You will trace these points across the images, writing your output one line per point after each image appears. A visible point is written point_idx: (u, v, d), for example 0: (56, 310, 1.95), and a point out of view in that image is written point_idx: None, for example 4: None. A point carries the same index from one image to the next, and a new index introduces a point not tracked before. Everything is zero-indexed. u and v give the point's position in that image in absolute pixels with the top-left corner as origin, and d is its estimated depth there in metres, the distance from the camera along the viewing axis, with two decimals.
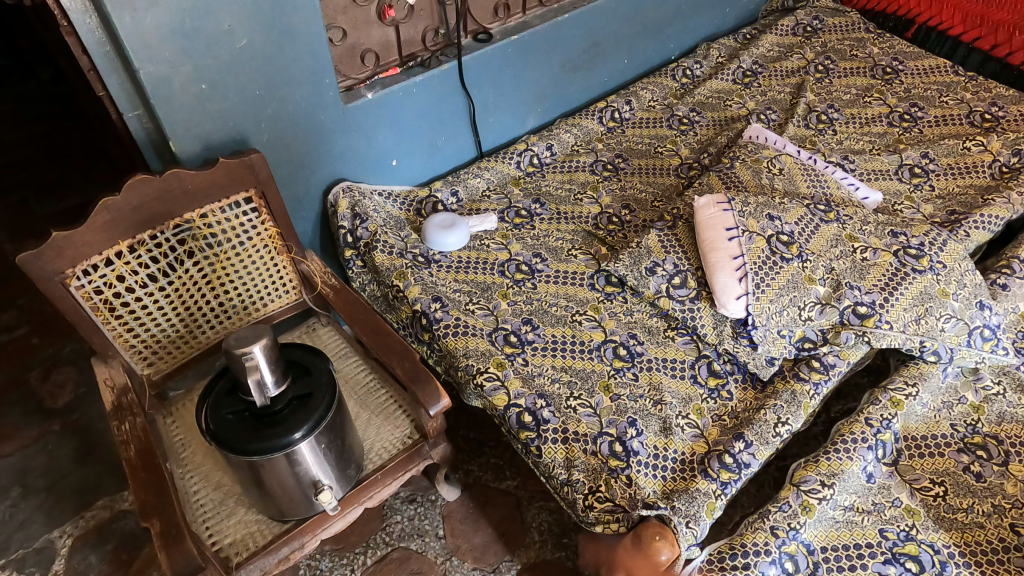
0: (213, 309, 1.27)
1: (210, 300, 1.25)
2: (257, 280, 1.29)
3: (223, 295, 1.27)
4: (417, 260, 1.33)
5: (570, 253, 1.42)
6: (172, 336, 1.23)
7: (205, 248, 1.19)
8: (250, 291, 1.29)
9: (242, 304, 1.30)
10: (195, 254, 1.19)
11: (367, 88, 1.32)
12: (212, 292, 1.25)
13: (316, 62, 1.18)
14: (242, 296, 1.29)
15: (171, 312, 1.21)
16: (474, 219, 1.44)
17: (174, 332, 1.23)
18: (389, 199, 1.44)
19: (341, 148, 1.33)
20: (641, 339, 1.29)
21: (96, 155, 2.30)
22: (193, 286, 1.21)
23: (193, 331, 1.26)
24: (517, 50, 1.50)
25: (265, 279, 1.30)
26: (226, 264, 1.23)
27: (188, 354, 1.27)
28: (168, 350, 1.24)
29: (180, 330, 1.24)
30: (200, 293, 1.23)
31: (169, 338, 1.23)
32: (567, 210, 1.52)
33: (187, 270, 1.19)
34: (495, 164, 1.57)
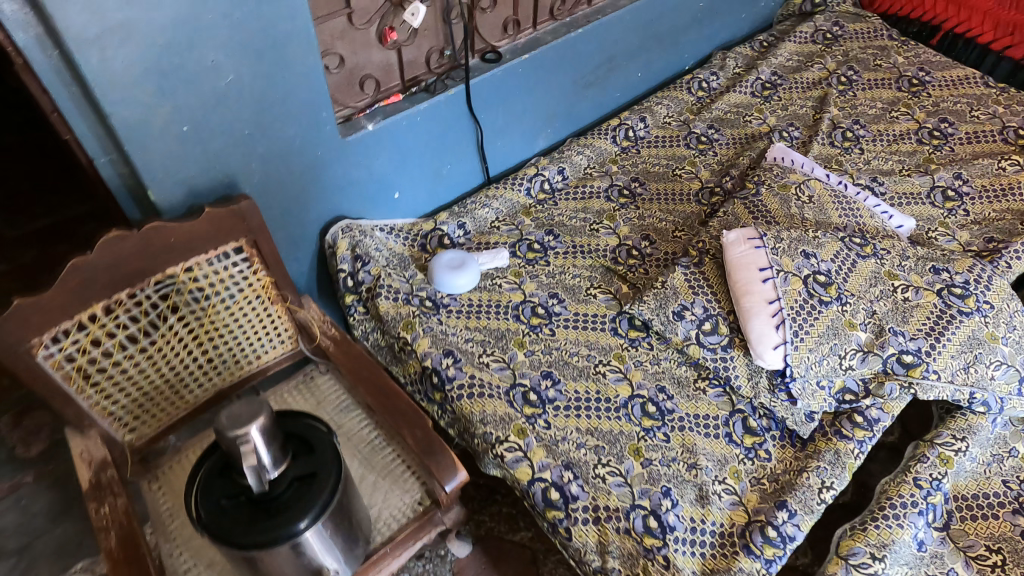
0: (201, 368, 1.15)
1: (197, 357, 1.13)
2: (250, 333, 1.17)
3: (212, 351, 1.14)
4: (424, 306, 1.21)
5: (589, 292, 1.31)
6: (156, 398, 1.11)
7: (191, 302, 1.07)
8: (242, 344, 1.17)
9: (234, 360, 1.18)
10: (180, 310, 1.07)
11: (368, 117, 1.20)
12: (200, 349, 1.13)
13: (312, 95, 1.06)
14: (233, 351, 1.17)
15: (154, 374, 1.09)
16: (485, 255, 1.32)
17: (158, 394, 1.11)
18: (391, 236, 1.32)
19: (338, 183, 1.20)
20: (670, 393, 1.18)
21: (58, 162, 2.06)
22: (178, 344, 1.09)
23: (178, 390, 1.14)
24: (529, 70, 1.38)
25: (259, 331, 1.18)
26: (215, 319, 1.11)
27: (174, 416, 1.15)
28: (152, 414, 1.12)
29: (165, 392, 1.12)
30: (187, 351, 1.11)
31: (153, 401, 1.11)
32: (583, 242, 1.40)
33: (172, 329, 1.07)
34: (504, 192, 1.45)
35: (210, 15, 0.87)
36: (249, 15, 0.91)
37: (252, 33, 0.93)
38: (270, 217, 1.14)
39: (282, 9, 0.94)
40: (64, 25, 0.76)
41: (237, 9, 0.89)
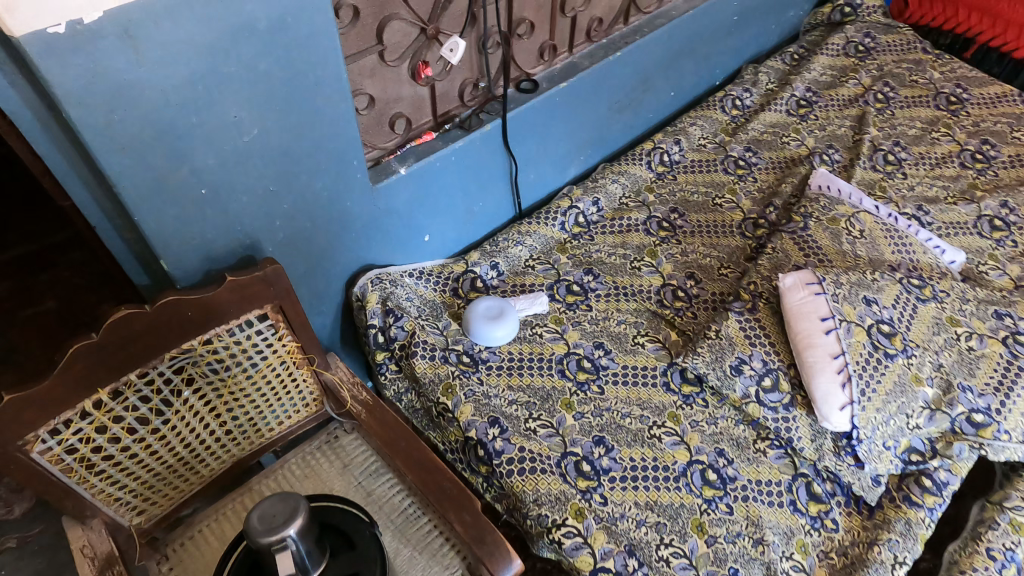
0: (218, 441, 1.05)
1: (214, 430, 1.03)
2: (272, 401, 1.07)
3: (229, 422, 1.04)
4: (461, 363, 1.11)
5: (636, 341, 1.21)
6: (168, 476, 1.01)
7: (206, 374, 0.97)
8: (262, 412, 1.07)
9: (252, 428, 1.09)
10: (195, 384, 0.96)
11: (399, 158, 1.09)
12: (217, 421, 1.03)
13: (341, 142, 0.96)
14: (252, 420, 1.07)
15: (167, 454, 0.98)
16: (523, 301, 1.22)
17: (170, 473, 1.01)
18: (421, 281, 1.22)
19: (365, 230, 1.10)
20: (729, 457, 1.09)
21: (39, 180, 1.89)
22: (194, 419, 0.99)
23: (192, 465, 1.03)
24: (565, 98, 1.29)
25: (282, 398, 1.08)
26: (234, 390, 1.01)
27: (188, 492, 1.06)
28: (163, 493, 1.02)
29: (177, 469, 1.02)
30: (202, 424, 1.01)
31: (164, 479, 1.01)
32: (625, 283, 1.31)
33: (187, 404, 0.96)
34: (538, 228, 1.35)
35: (230, 65, 0.78)
36: (271, 61, 0.81)
37: (274, 80, 0.83)
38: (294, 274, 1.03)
39: (308, 52, 0.84)
40: (63, 90, 0.66)
41: (259, 55, 0.80)
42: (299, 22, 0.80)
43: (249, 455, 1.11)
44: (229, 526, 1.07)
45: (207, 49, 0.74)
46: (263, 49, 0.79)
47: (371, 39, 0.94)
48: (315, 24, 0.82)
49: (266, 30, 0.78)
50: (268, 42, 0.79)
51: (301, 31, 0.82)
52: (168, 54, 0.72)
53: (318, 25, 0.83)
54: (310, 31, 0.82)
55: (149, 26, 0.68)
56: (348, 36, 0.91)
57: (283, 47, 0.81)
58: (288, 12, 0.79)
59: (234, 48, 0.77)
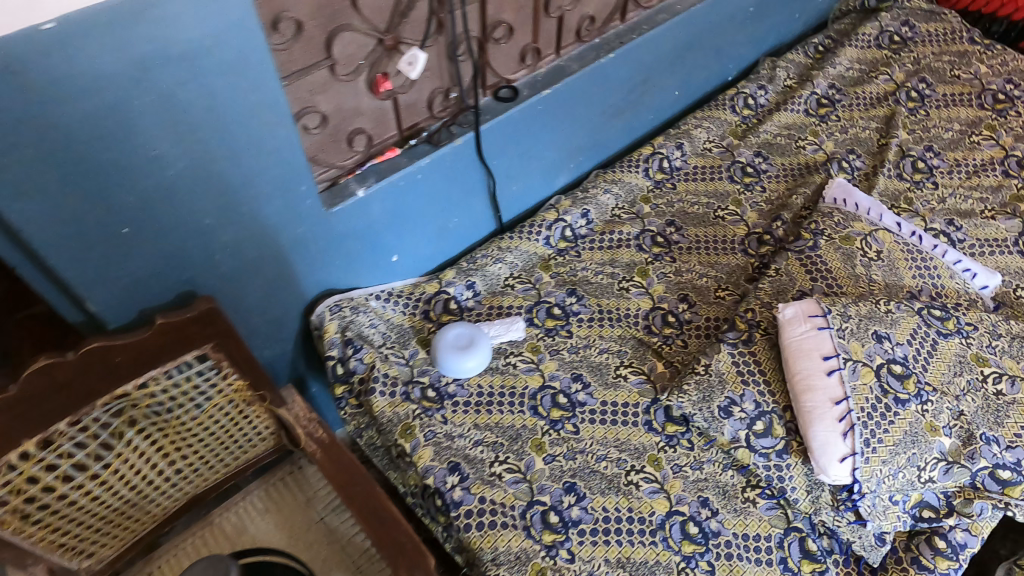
0: (168, 480, 1.00)
1: (163, 468, 0.98)
2: (224, 436, 1.02)
3: (180, 460, 1.00)
4: (424, 400, 1.03)
5: (617, 374, 1.12)
6: (117, 518, 0.96)
7: (146, 416, 0.92)
8: (213, 448, 1.03)
9: (205, 463, 1.04)
10: (135, 426, 0.91)
11: (358, 178, 1.00)
12: (165, 460, 0.98)
13: (285, 168, 0.87)
14: (204, 455, 1.03)
15: (112, 497, 0.93)
16: (497, 326, 1.14)
17: (118, 514, 0.96)
18: (389, 304, 1.14)
19: (323, 255, 1.02)
20: (713, 506, 1.01)
21: None
22: (139, 460, 0.94)
23: (143, 505, 0.99)
24: (550, 106, 1.18)
25: (236, 433, 1.03)
26: (182, 428, 0.96)
27: (140, 531, 1.01)
28: (112, 534, 0.97)
29: (126, 510, 0.97)
30: (150, 464, 0.96)
31: (113, 521, 0.96)
32: (611, 306, 1.20)
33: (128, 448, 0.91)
34: (520, 243, 1.25)
35: (145, 97, 0.69)
36: (196, 90, 0.72)
37: (203, 110, 0.74)
38: (242, 307, 0.96)
39: (240, 79, 0.75)
40: None
41: (179, 85, 0.71)
42: (225, 46, 0.71)
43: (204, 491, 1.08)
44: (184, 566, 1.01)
45: (114, 81, 0.66)
46: (183, 77, 0.70)
47: (321, 53, 0.85)
48: (245, 47, 0.73)
49: (184, 56, 0.69)
50: (190, 70, 0.70)
51: (229, 56, 0.72)
52: (64, 91, 0.63)
53: (251, 49, 0.73)
54: (240, 54, 0.73)
55: (36, 58, 0.60)
56: (292, 51, 0.81)
57: (208, 74, 0.72)
58: (210, 36, 0.69)
59: (147, 78, 0.68)
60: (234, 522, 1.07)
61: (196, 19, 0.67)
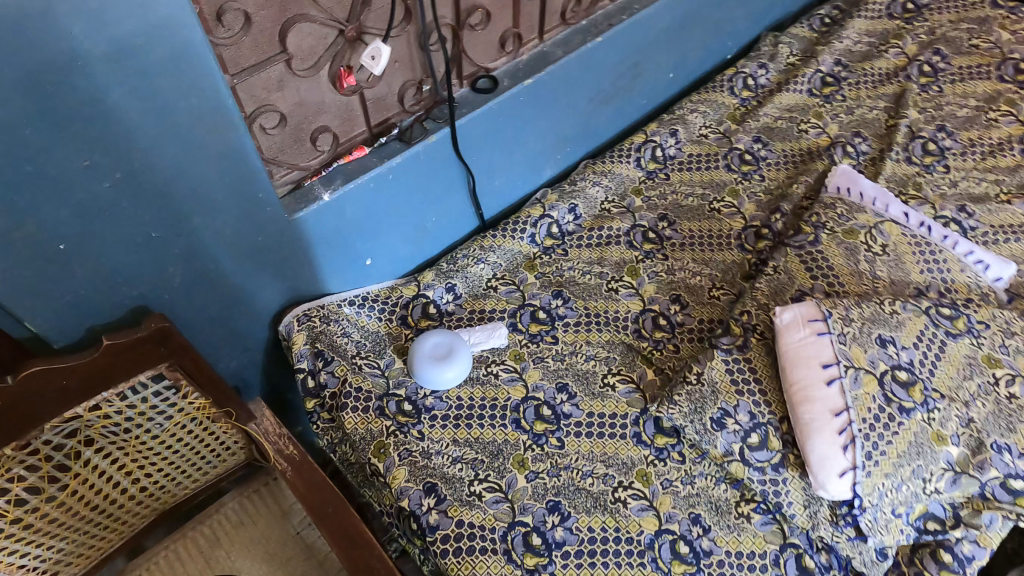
0: (133, 500, 0.93)
1: (127, 486, 0.91)
2: (193, 451, 0.95)
3: (145, 476, 0.92)
4: (400, 415, 0.98)
5: (605, 383, 1.06)
6: (78, 540, 0.88)
7: (101, 440, 0.84)
8: (181, 463, 0.95)
9: (173, 480, 0.97)
10: (90, 449, 0.84)
11: (324, 179, 0.94)
12: (128, 478, 0.90)
13: (240, 175, 0.80)
14: (171, 471, 0.95)
15: (70, 520, 0.86)
16: (478, 333, 1.08)
17: (79, 537, 0.88)
18: (363, 310, 1.08)
19: (289, 262, 0.96)
20: (705, 523, 0.95)
21: None
22: (99, 479, 0.87)
23: (105, 525, 0.91)
24: (533, 96, 1.10)
25: (204, 447, 0.96)
26: (145, 446, 0.89)
27: (105, 552, 0.95)
28: (72, 558, 0.89)
29: (87, 532, 0.89)
30: (112, 483, 0.88)
31: (72, 544, 0.88)
32: (598, 308, 1.14)
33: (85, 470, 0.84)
34: (503, 242, 1.18)
35: (67, 103, 0.62)
36: (127, 94, 0.65)
37: (138, 116, 0.67)
38: (203, 320, 0.91)
39: (179, 81, 0.68)
40: None
41: (108, 89, 0.63)
42: (158, 46, 0.64)
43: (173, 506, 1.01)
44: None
45: (28, 87, 0.59)
46: (111, 81, 0.63)
47: (275, 45, 0.78)
48: (183, 46, 0.65)
49: (111, 57, 0.62)
50: (118, 72, 0.63)
51: (163, 56, 0.65)
52: None
53: (188, 48, 0.66)
54: (176, 53, 0.66)
55: None
56: (241, 46, 0.74)
57: (140, 78, 0.65)
58: (139, 35, 0.62)
59: (69, 82, 0.61)
60: (209, 534, 1.04)
61: (120, 17, 0.60)
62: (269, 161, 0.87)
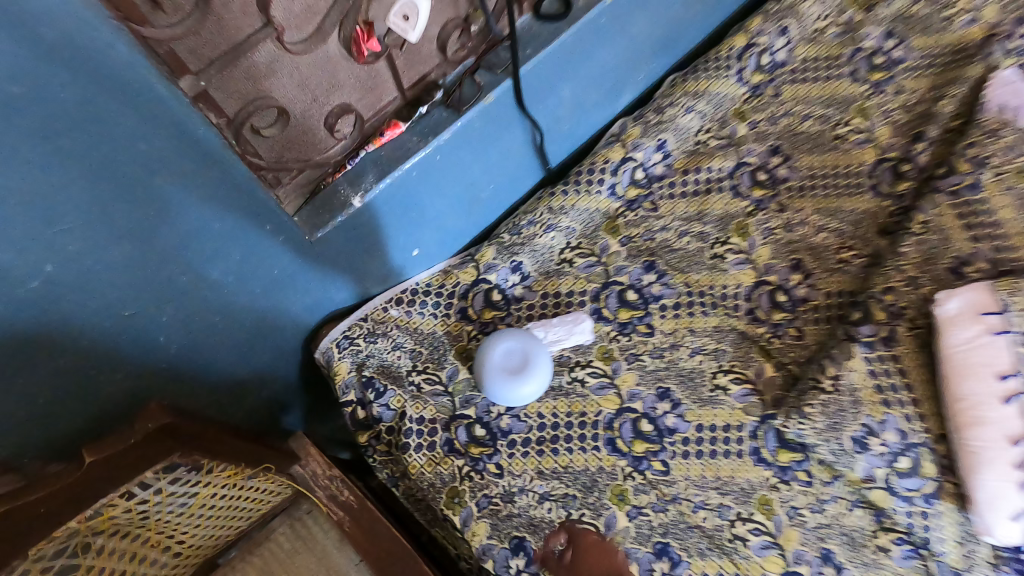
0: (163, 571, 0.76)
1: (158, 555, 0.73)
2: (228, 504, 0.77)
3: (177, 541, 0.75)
4: (472, 446, 0.80)
5: (715, 385, 0.88)
6: None
7: (118, 543, 0.65)
8: (217, 517, 0.78)
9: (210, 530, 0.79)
10: (102, 561, 0.63)
11: (350, 177, 0.69)
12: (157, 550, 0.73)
13: (224, 216, 0.60)
14: (207, 526, 0.78)
15: None
16: (557, 329, 0.88)
17: None
18: (414, 310, 0.87)
19: (314, 273, 0.75)
20: (838, 562, 0.79)
21: None
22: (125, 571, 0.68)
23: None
24: (616, 14, 0.79)
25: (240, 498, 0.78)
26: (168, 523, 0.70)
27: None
28: None
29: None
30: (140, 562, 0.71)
31: None
32: (701, 282, 0.94)
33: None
34: (583, 201, 0.96)
35: None
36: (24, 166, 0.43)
37: (55, 189, 0.46)
38: (210, 360, 0.72)
39: (115, 128, 0.46)
40: None
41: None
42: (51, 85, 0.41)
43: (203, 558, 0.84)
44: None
45: None
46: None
47: (257, 18, 0.49)
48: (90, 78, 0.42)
49: None
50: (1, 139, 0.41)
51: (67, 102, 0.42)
52: None
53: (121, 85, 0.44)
54: (85, 94, 0.43)
55: None
56: (203, 32, 0.47)
57: (44, 139, 0.43)
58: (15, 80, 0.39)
59: None
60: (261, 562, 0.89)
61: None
62: (273, 166, 0.62)
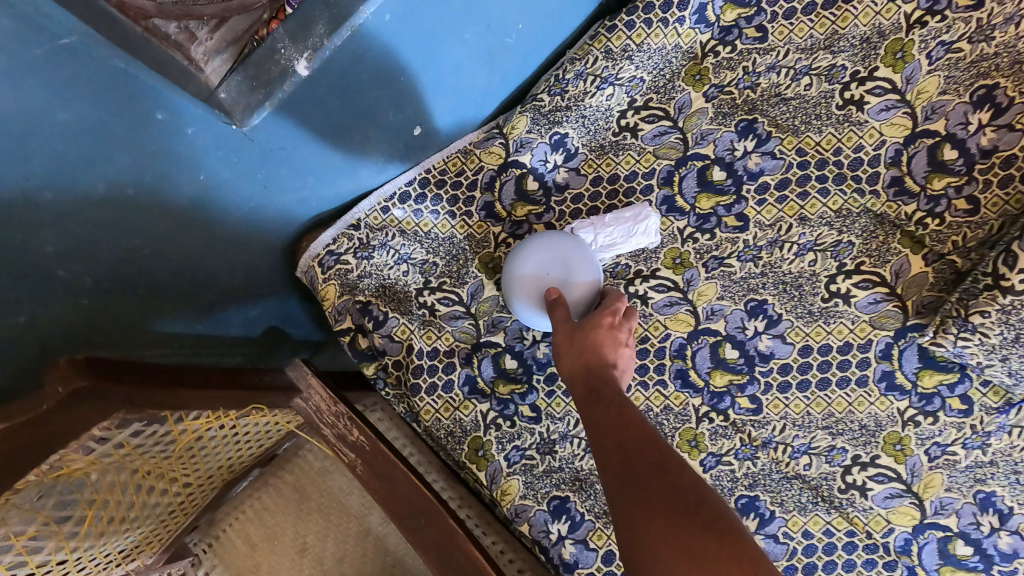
0: (171, 509, 0.68)
1: (179, 476, 0.65)
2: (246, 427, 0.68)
3: (198, 462, 0.67)
4: (499, 383, 0.64)
5: (831, 294, 0.65)
6: (157, 528, 0.67)
7: (94, 497, 0.55)
8: (239, 438, 0.70)
9: (234, 450, 0.71)
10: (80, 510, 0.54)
11: (293, 29, 0.49)
12: (169, 477, 0.64)
13: (99, 74, 0.42)
14: (229, 449, 0.69)
15: (117, 539, 0.61)
16: (613, 230, 0.65)
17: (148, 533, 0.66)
18: (425, 207, 0.68)
19: (278, 169, 0.59)
20: (1002, 507, 0.61)
21: None
22: (129, 502, 0.60)
23: (172, 509, 0.68)
24: None
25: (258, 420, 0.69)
26: (185, 445, 0.62)
27: (166, 548, 0.72)
28: (154, 539, 0.68)
29: (158, 522, 0.67)
30: (155, 484, 0.63)
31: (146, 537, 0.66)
32: (820, 148, 0.67)
33: (80, 538, 0.55)
34: (653, 41, 0.69)
35: None
36: None
37: None
38: (179, 271, 0.60)
39: None
40: None
41: None
42: None
43: (224, 486, 0.76)
44: (239, 556, 0.79)
45: None
46: None
47: None
48: None
49: None
50: None
51: None
52: None
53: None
54: None
55: None
56: None
57: None
58: None
59: None
60: (293, 480, 0.83)
61: None
62: None
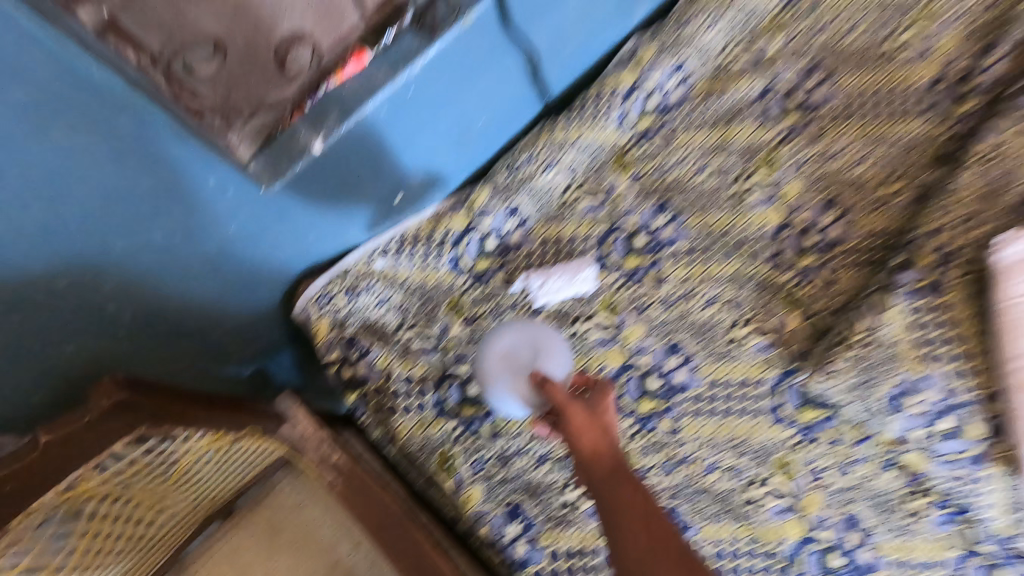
0: (157, 535, 0.77)
1: (164, 505, 0.74)
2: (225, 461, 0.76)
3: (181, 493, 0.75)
4: (464, 406, 0.75)
5: (731, 339, 0.80)
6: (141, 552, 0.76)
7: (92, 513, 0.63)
8: (217, 473, 0.77)
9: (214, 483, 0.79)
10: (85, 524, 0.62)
11: (312, 119, 0.59)
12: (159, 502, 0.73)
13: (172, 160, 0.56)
14: (208, 481, 0.77)
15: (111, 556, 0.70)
16: (557, 280, 0.82)
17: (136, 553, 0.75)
18: (401, 261, 0.80)
19: (284, 229, 0.71)
20: (865, 527, 0.73)
21: None
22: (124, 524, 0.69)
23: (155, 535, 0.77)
24: None
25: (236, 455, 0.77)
26: (173, 477, 0.71)
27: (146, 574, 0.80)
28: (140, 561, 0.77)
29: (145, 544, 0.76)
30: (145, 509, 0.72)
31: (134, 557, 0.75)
32: (719, 224, 0.84)
33: (84, 548, 0.64)
34: (586, 135, 0.87)
35: None
36: None
37: None
38: (185, 309, 0.71)
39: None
40: None
41: None
42: None
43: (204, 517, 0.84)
44: None
45: None
46: None
47: None
48: None
49: None
50: None
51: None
52: None
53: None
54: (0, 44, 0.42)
55: None
56: None
57: None
58: None
59: None
60: (266, 518, 0.90)
61: None
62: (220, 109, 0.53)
